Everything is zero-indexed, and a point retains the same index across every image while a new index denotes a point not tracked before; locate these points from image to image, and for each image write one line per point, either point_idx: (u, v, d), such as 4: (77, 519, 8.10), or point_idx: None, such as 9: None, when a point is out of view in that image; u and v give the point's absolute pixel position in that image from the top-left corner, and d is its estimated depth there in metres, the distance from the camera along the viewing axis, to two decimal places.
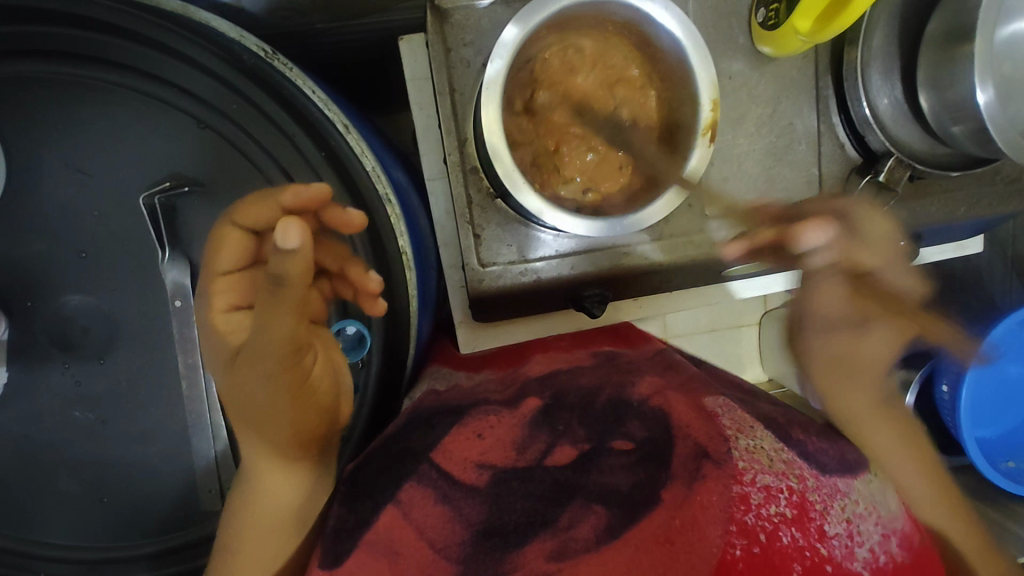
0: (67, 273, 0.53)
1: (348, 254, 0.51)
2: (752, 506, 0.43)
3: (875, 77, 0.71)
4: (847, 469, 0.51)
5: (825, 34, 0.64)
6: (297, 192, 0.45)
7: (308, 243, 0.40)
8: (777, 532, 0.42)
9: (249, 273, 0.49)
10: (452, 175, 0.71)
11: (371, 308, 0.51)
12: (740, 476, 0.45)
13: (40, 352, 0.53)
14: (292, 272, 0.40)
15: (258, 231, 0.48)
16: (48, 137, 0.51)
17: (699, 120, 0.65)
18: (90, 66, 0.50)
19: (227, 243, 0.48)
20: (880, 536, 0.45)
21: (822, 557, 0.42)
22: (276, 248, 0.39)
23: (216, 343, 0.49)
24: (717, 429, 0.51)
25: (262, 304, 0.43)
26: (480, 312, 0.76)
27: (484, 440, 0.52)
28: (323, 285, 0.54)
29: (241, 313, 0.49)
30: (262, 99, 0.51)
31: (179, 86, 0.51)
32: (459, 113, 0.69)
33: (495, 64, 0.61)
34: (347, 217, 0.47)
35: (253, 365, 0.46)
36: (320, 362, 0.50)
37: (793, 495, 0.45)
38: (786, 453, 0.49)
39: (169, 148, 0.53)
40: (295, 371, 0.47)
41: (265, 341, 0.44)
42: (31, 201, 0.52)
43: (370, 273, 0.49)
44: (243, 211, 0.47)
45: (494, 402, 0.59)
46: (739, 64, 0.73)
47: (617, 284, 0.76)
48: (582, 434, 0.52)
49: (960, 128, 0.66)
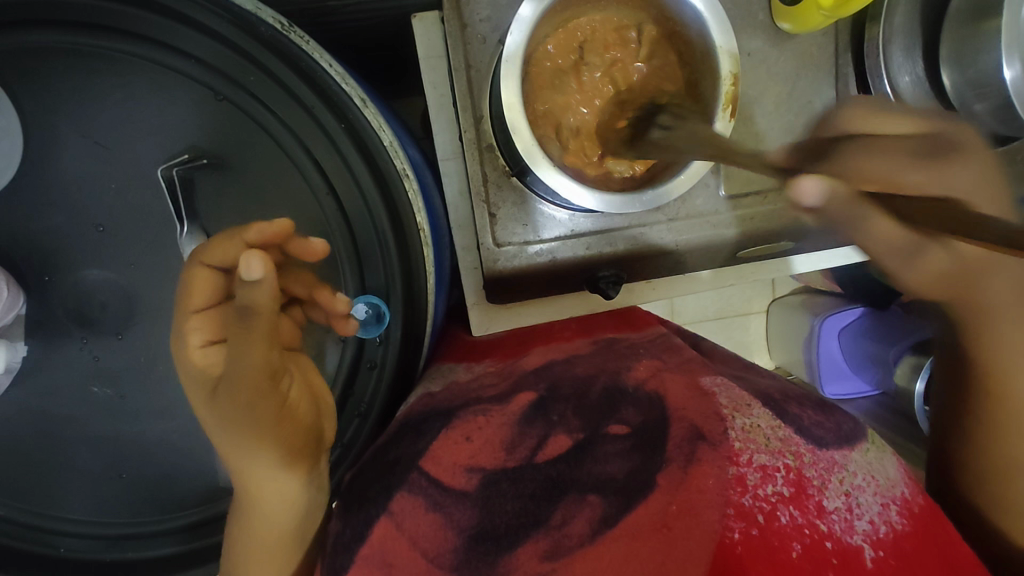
0: (83, 248, 0.52)
1: (316, 281, 0.53)
2: (748, 487, 0.44)
3: (897, 54, 0.69)
4: (844, 441, 0.50)
5: (849, 9, 0.63)
6: (260, 228, 0.45)
7: (271, 274, 0.41)
8: (775, 512, 0.43)
9: (219, 310, 0.49)
10: (468, 153, 0.70)
11: (341, 328, 0.51)
12: (736, 456, 0.45)
13: (59, 327, 0.53)
14: (261, 301, 0.42)
15: (227, 268, 0.48)
16: (64, 108, 0.51)
17: (719, 95, 0.63)
18: (103, 37, 0.49)
19: (195, 283, 0.48)
20: (880, 507, 0.45)
21: (821, 534, 0.43)
22: (243, 280, 0.41)
23: (187, 378, 0.49)
24: (713, 408, 0.50)
25: (232, 340, 0.45)
26: (497, 293, 0.76)
27: (472, 442, 0.51)
28: (295, 311, 0.55)
29: (217, 347, 0.48)
30: (279, 70, 0.51)
31: (192, 56, 0.51)
32: (474, 90, 0.69)
33: (515, 36, 0.60)
34: (310, 245, 0.48)
35: (234, 392, 0.46)
36: (297, 384, 0.51)
37: (791, 473, 0.45)
38: (782, 431, 0.48)
39: (184, 121, 0.52)
40: (274, 399, 0.47)
41: (239, 370, 0.45)
42: (46, 174, 0.51)
43: (337, 295, 0.50)
44: (210, 250, 0.47)
45: (485, 398, 0.58)
46: (758, 42, 0.72)
47: (632, 266, 0.75)
48: (577, 424, 0.52)
49: (983, 105, 0.65)
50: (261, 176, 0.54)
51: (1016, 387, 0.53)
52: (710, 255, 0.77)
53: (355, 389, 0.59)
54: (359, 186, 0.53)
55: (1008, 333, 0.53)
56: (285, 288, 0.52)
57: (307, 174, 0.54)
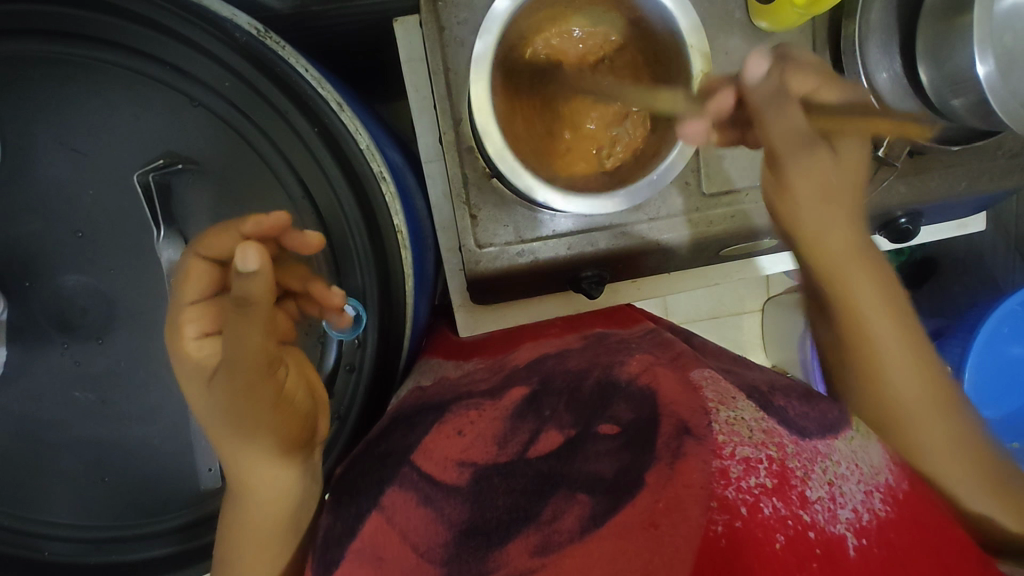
0: (63, 252, 0.53)
1: (311, 274, 0.52)
2: (732, 480, 0.41)
3: (874, 50, 0.70)
4: (829, 429, 0.49)
5: (822, 6, 0.63)
6: (258, 219, 0.46)
7: (267, 264, 0.41)
8: (758, 505, 0.41)
9: (217, 301, 0.48)
10: (448, 155, 0.71)
11: (337, 320, 0.52)
12: (720, 449, 0.43)
13: (39, 333, 0.53)
14: (257, 292, 0.41)
15: (224, 260, 0.48)
16: (43, 117, 0.51)
17: (692, 95, 0.64)
18: (80, 45, 0.50)
19: (193, 276, 0.48)
20: (863, 495, 0.44)
21: (804, 525, 0.41)
22: (238, 273, 0.40)
23: (183, 372, 0.48)
24: (699, 401, 0.48)
25: (228, 326, 0.44)
26: (480, 295, 0.77)
27: (463, 437, 0.52)
28: (289, 306, 0.54)
29: (213, 339, 0.48)
30: (255, 77, 0.51)
31: (169, 63, 0.51)
32: (453, 93, 0.69)
33: (486, 40, 0.61)
34: (306, 239, 0.47)
35: (231, 378, 0.46)
36: (293, 373, 0.51)
37: (774, 464, 0.43)
38: (766, 422, 0.47)
39: (162, 127, 0.53)
40: (269, 385, 0.47)
41: (235, 355, 0.45)
42: (24, 183, 0.52)
43: (332, 288, 0.50)
44: (206, 241, 0.47)
45: (477, 393, 0.59)
46: (736, 40, 0.73)
47: (616, 266, 0.76)
48: (568, 420, 0.52)
49: (960, 100, 0.65)
50: (240, 179, 0.54)
51: (890, 373, 0.55)
52: (694, 254, 0.78)
53: (335, 392, 0.59)
54: (334, 188, 0.54)
55: (878, 326, 0.57)
56: (281, 283, 0.51)
57: (284, 180, 0.54)
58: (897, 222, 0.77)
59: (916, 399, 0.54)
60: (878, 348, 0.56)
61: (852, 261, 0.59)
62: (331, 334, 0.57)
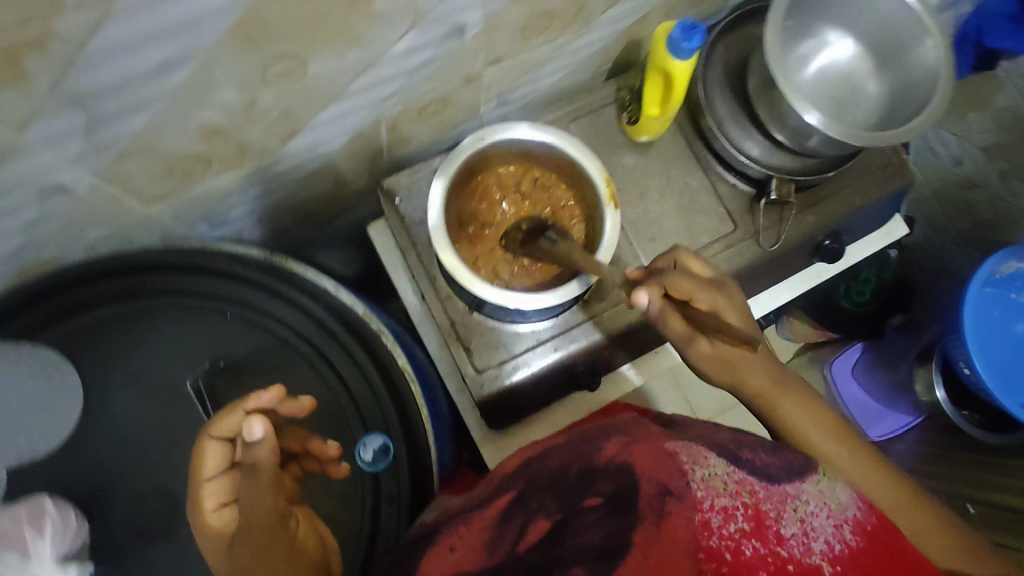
0: (137, 465, 0.65)
1: (309, 433, 0.62)
2: (713, 530, 0.49)
3: (733, 129, 0.88)
4: (795, 475, 0.53)
5: (669, 111, 0.84)
6: (258, 398, 0.55)
7: (269, 433, 0.53)
8: (740, 548, 0.49)
9: (232, 475, 0.57)
10: (432, 306, 0.85)
11: (337, 471, 0.62)
12: (701, 503, 0.50)
13: (122, 546, 0.63)
14: (262, 456, 0.53)
15: (234, 436, 0.57)
16: (112, 363, 0.67)
17: (601, 196, 0.80)
18: (138, 301, 0.69)
19: (209, 452, 0.56)
20: (833, 527, 0.50)
21: (783, 560, 0.49)
22: (249, 441, 0.52)
23: (208, 541, 0.56)
24: (676, 464, 0.54)
25: (242, 494, 0.53)
26: (494, 420, 0.85)
27: (455, 551, 0.57)
28: (293, 467, 0.63)
29: (231, 507, 0.56)
30: (274, 285, 0.71)
31: (205, 295, 0.70)
32: (422, 260, 0.85)
33: (434, 211, 0.78)
34: (300, 403, 0.59)
35: (247, 536, 0.51)
36: (303, 527, 0.58)
37: (750, 509, 0.50)
38: (738, 473, 0.53)
39: (206, 342, 0.69)
40: (284, 540, 0.52)
41: (251, 513, 0.52)
42: (101, 417, 0.66)
43: (329, 442, 0.61)
44: (217, 425, 0.56)
45: (466, 509, 0.62)
46: (628, 155, 0.92)
47: (603, 354, 0.86)
48: (554, 506, 0.56)
49: (814, 139, 0.82)
50: (265, 371, 0.70)
51: (818, 442, 0.61)
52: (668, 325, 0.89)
53: (379, 520, 0.67)
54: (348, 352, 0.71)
55: (787, 406, 0.64)
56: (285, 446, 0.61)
57: (307, 356, 0.71)
58: (824, 245, 0.92)
59: (838, 452, 0.60)
60: (791, 421, 0.63)
61: (743, 358, 0.65)
62: (366, 466, 0.68)
